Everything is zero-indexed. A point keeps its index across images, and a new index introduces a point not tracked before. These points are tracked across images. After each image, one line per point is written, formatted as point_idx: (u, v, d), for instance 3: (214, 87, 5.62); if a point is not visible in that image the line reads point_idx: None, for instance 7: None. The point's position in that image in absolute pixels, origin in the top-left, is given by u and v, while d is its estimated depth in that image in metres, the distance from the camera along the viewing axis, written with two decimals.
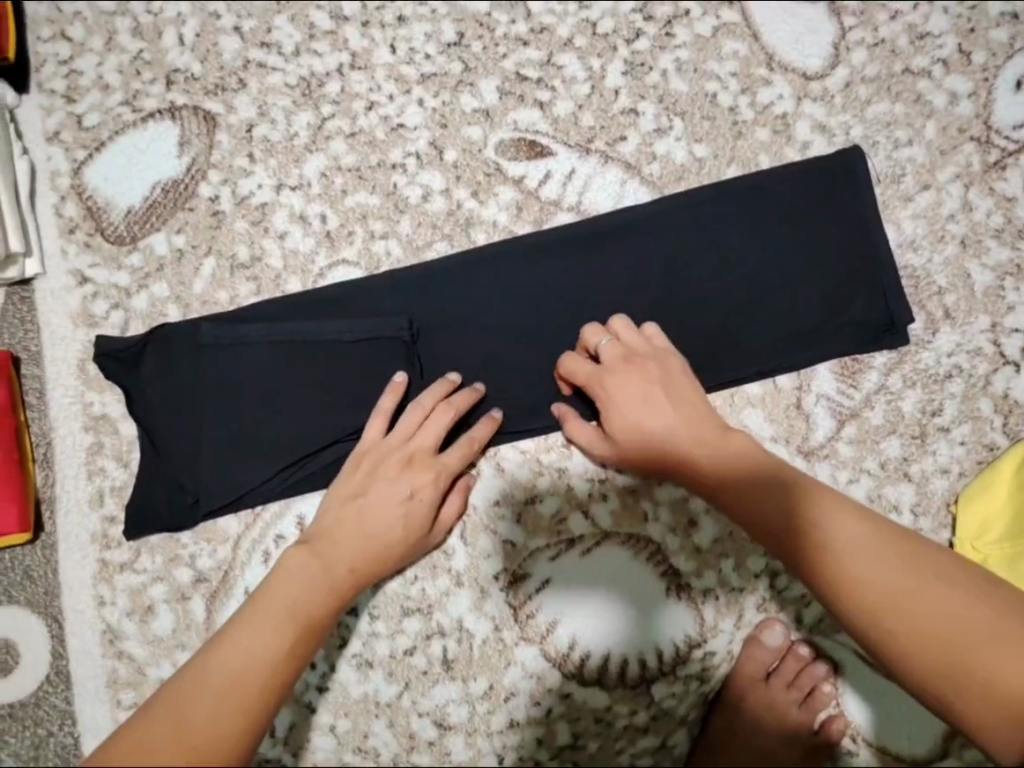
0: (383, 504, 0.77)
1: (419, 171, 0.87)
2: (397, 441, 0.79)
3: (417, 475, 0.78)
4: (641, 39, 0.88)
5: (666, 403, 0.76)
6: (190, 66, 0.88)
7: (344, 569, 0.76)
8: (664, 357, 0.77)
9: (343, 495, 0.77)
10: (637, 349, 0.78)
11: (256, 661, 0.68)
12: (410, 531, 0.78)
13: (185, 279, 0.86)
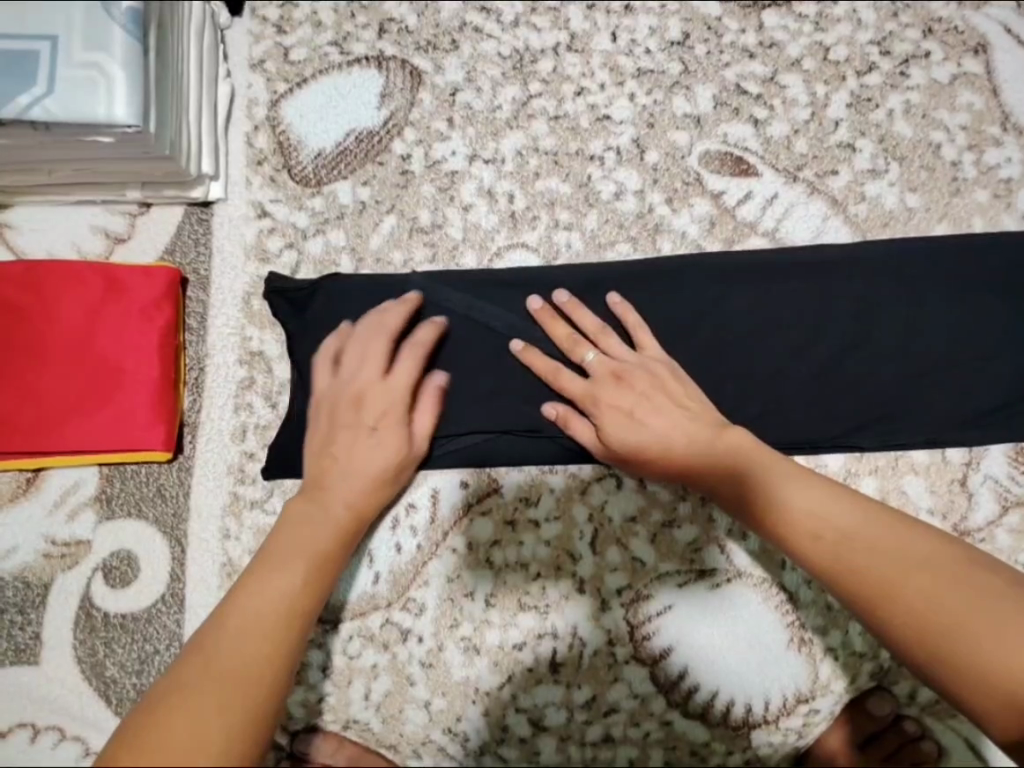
0: (357, 443, 0.73)
1: (616, 167, 0.85)
2: (348, 379, 0.75)
3: (375, 402, 0.74)
4: (873, 73, 0.84)
5: (653, 413, 0.73)
6: (406, 19, 0.87)
7: (344, 506, 0.71)
8: (653, 370, 0.75)
9: (319, 442, 0.74)
10: (623, 367, 0.75)
11: (271, 599, 0.61)
12: (393, 447, 0.74)
13: (363, 231, 0.84)
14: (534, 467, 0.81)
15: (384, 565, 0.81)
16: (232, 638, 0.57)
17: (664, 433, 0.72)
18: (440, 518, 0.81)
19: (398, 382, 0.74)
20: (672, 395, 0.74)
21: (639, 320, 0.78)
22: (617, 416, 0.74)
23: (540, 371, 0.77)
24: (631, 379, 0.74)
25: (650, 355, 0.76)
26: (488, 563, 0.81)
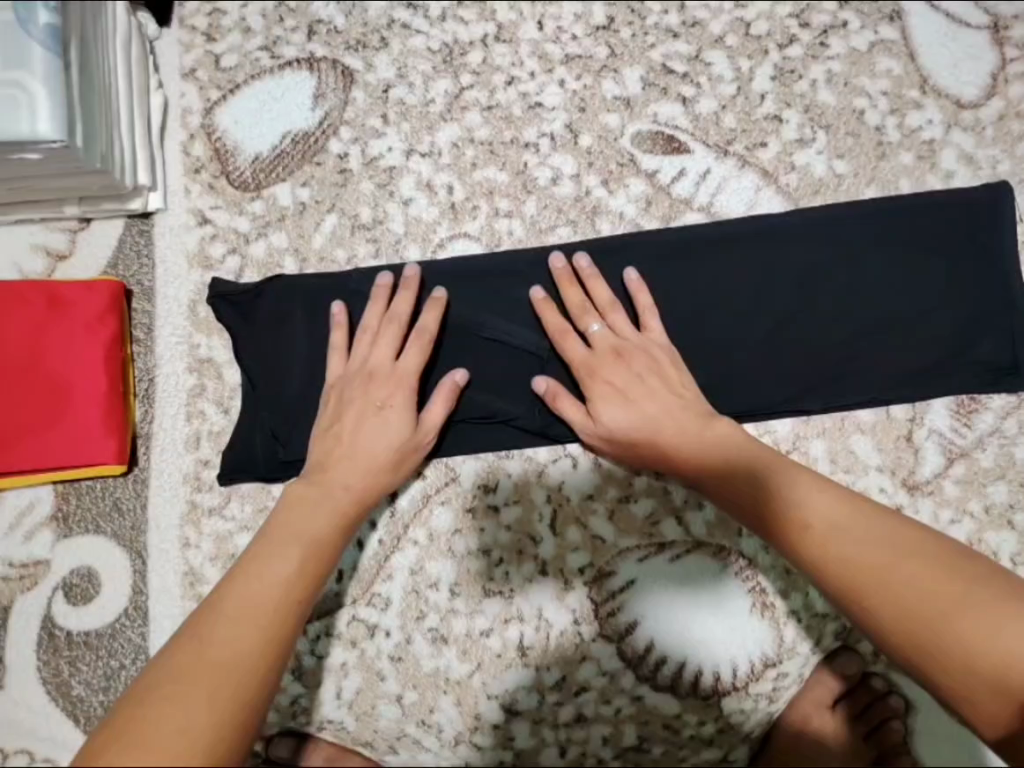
0: (361, 429, 0.75)
1: (551, 152, 0.86)
2: (357, 366, 0.77)
3: (381, 388, 0.76)
4: (794, 46, 0.86)
5: (650, 390, 0.76)
6: (334, 19, 0.87)
7: (345, 491, 0.73)
8: (653, 352, 0.77)
9: (327, 426, 0.76)
10: (626, 344, 0.78)
11: (268, 585, 0.63)
12: (393, 438, 0.75)
13: (305, 231, 0.85)
14: (489, 454, 0.82)
15: (347, 562, 0.81)
16: (227, 626, 0.59)
17: (654, 415, 0.75)
18: (399, 512, 0.82)
19: (406, 368, 0.76)
20: (668, 379, 0.76)
21: (651, 301, 0.79)
22: (605, 400, 0.76)
23: (550, 330, 0.79)
24: (631, 356, 0.77)
25: (653, 337, 0.78)
26: (450, 552, 0.81)
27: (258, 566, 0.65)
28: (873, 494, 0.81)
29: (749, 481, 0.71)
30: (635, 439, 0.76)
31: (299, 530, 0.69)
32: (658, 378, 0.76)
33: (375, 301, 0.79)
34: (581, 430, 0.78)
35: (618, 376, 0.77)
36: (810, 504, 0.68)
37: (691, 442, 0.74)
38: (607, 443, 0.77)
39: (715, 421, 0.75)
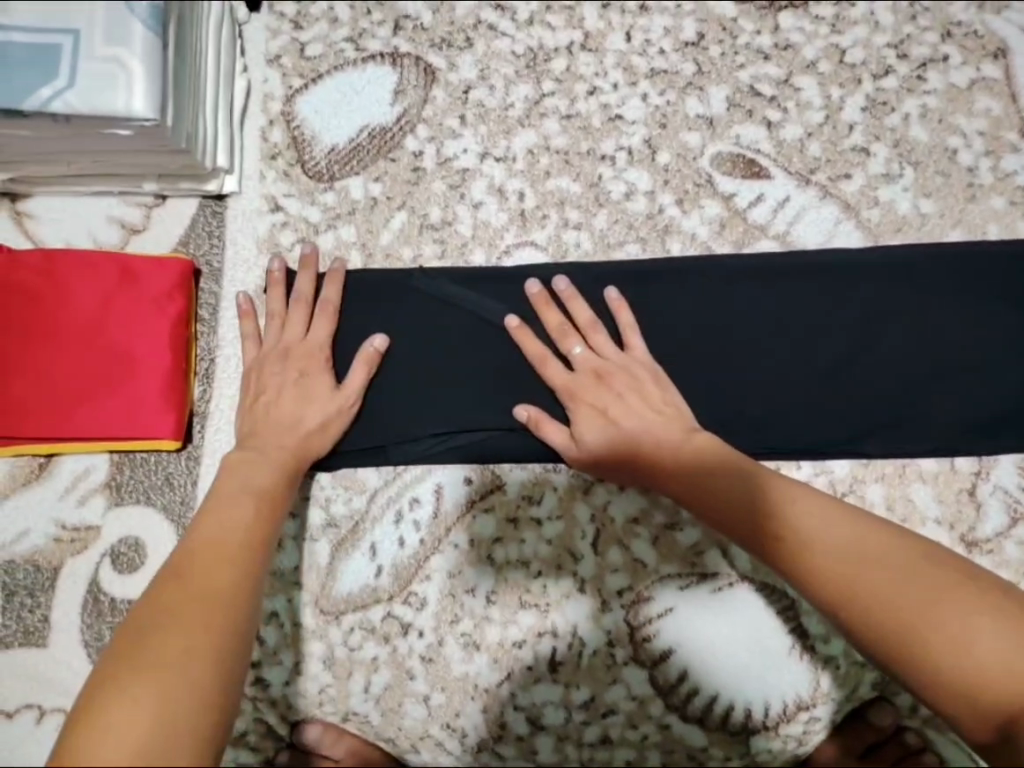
0: (310, 397, 0.77)
1: (627, 167, 0.84)
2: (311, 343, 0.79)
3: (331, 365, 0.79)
4: (889, 77, 0.83)
5: (633, 411, 0.75)
6: (421, 16, 0.87)
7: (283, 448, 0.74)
8: (636, 373, 0.76)
9: (252, 398, 0.78)
10: (609, 366, 0.77)
11: (230, 529, 0.63)
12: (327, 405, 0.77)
13: (374, 227, 0.85)
14: (536, 465, 0.82)
15: (387, 559, 0.82)
16: (199, 569, 0.59)
17: (631, 432, 0.74)
18: (443, 514, 0.82)
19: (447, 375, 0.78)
20: (648, 398, 0.75)
21: (632, 319, 0.78)
22: (583, 421, 0.76)
23: (529, 355, 0.78)
24: (612, 379, 0.76)
25: (635, 356, 0.77)
26: (489, 559, 0.81)
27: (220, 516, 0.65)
28: None
29: (725, 481, 0.69)
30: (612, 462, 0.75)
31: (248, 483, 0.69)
32: (638, 399, 0.75)
33: (330, 280, 0.81)
34: (565, 453, 0.76)
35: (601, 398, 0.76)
36: (784, 503, 0.66)
37: (668, 455, 0.72)
38: (589, 466, 0.76)
39: (694, 433, 0.73)
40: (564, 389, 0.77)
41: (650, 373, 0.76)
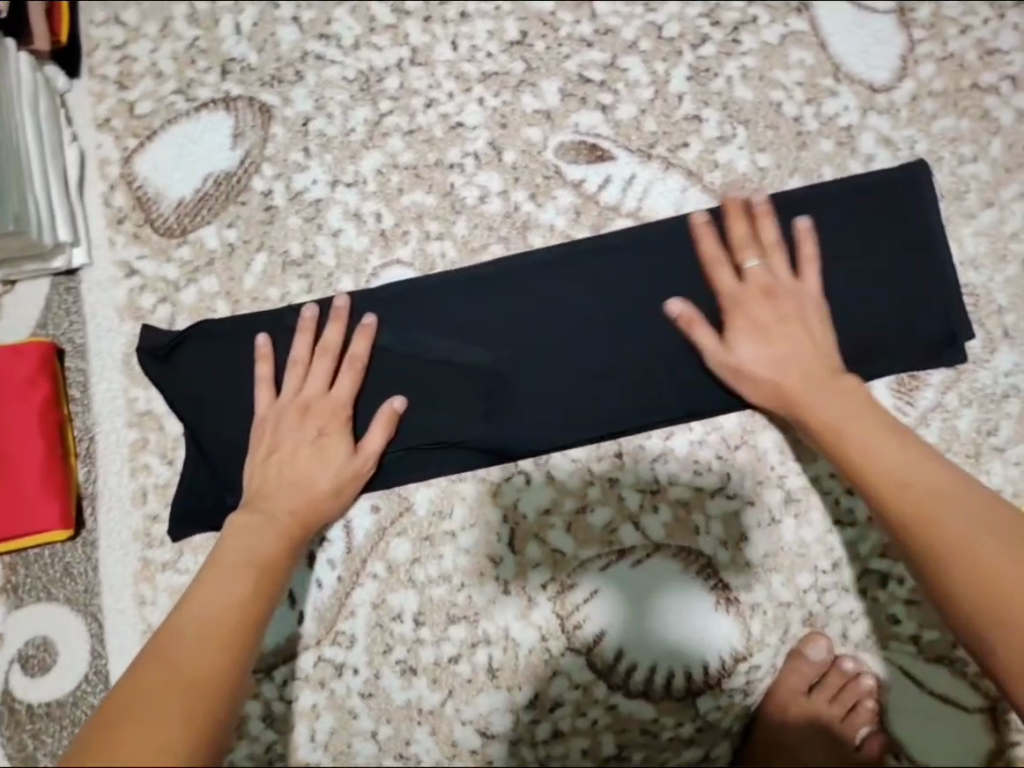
0: (297, 456, 0.76)
1: (476, 171, 0.85)
2: (288, 397, 0.77)
3: (319, 418, 0.77)
4: (707, 45, 0.86)
5: (781, 337, 0.75)
6: (247, 57, 0.86)
7: (258, 518, 0.72)
8: (801, 301, 0.76)
9: (258, 463, 0.76)
10: (776, 283, 0.76)
11: (224, 605, 0.63)
12: (334, 468, 0.76)
13: (235, 274, 0.84)
14: (442, 479, 0.82)
15: (309, 603, 0.81)
16: (187, 641, 0.59)
17: (783, 356, 0.75)
18: (356, 547, 0.81)
19: (339, 394, 0.77)
20: (808, 327, 0.76)
21: (814, 252, 0.78)
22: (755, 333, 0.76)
23: (704, 254, 0.78)
24: (779, 297, 0.76)
25: (807, 287, 0.77)
26: (410, 582, 0.81)
27: (203, 585, 0.65)
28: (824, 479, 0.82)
29: (882, 449, 0.69)
30: (761, 380, 0.76)
31: (247, 549, 0.69)
32: (789, 316, 0.76)
33: (302, 333, 0.79)
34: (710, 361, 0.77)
35: (766, 310, 0.76)
36: (866, 455, 0.70)
37: (811, 391, 0.73)
38: (731, 378, 0.77)
39: (841, 377, 0.74)
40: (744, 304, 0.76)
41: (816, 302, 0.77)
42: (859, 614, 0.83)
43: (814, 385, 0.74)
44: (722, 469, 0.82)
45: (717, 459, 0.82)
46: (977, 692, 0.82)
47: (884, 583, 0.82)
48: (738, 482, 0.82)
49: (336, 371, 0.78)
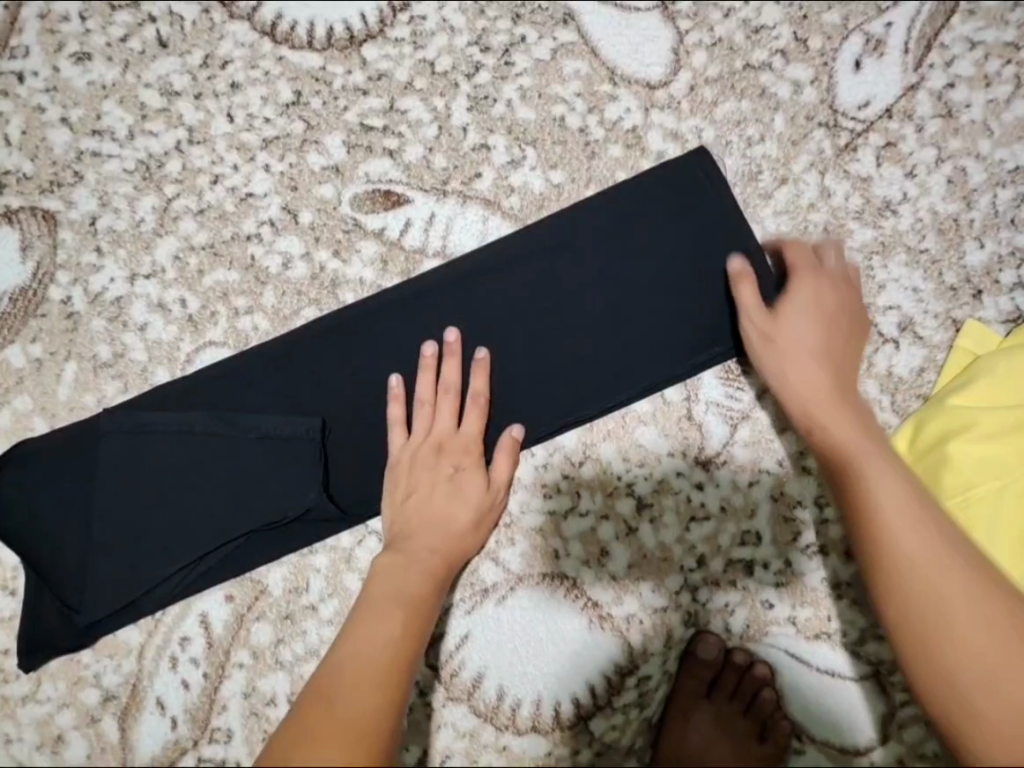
0: (435, 494, 0.77)
1: (275, 238, 0.84)
2: (422, 435, 0.79)
3: (453, 455, 0.79)
4: (481, 72, 0.86)
5: (804, 323, 0.76)
6: (22, 166, 0.85)
7: (373, 595, 0.72)
8: (853, 309, 0.79)
9: (398, 498, 0.78)
10: (836, 282, 0.79)
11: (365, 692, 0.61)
12: (469, 501, 0.78)
13: (47, 387, 0.83)
14: (293, 554, 0.81)
15: (178, 706, 0.79)
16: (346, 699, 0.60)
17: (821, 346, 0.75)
18: (217, 641, 0.79)
19: (468, 433, 0.79)
20: (841, 327, 0.77)
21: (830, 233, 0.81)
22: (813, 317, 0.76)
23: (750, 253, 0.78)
24: (823, 277, 0.78)
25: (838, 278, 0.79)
26: (279, 664, 0.79)
27: (346, 645, 0.67)
28: (671, 480, 0.82)
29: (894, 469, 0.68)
30: (777, 340, 0.75)
31: (367, 637, 0.67)
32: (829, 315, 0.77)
33: (426, 370, 0.79)
34: (752, 323, 0.76)
35: (820, 334, 0.76)
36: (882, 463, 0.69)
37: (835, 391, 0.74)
38: (762, 344, 0.76)
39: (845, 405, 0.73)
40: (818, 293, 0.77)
41: (847, 292, 0.79)
42: (735, 607, 0.82)
43: (811, 357, 0.75)
44: (570, 489, 0.82)
45: (564, 480, 0.82)
46: (860, 660, 0.81)
47: (751, 571, 0.82)
48: (588, 498, 0.82)
49: (460, 409, 0.80)
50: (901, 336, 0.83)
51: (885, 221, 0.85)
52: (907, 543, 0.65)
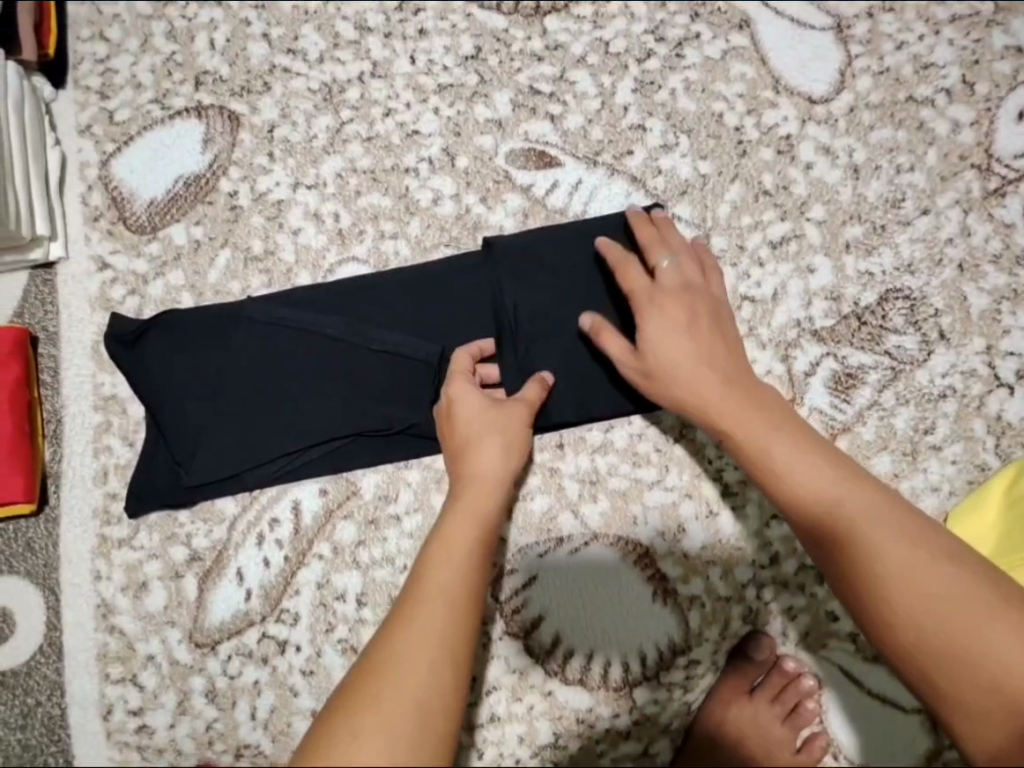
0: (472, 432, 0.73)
1: (431, 175, 0.90)
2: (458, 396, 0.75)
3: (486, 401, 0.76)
4: (652, 59, 0.91)
5: (692, 352, 0.72)
6: (220, 69, 0.93)
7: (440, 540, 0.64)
8: (704, 307, 0.75)
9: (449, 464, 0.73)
10: (678, 293, 0.75)
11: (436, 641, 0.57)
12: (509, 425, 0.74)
13: (200, 268, 0.89)
14: (388, 465, 0.85)
15: (255, 581, 0.83)
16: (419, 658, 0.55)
17: (705, 368, 0.72)
18: (303, 529, 0.84)
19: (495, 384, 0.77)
20: (712, 334, 0.74)
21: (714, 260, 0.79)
22: (668, 311, 0.74)
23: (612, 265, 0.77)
24: (690, 300, 0.75)
25: (709, 290, 0.76)
26: (354, 563, 0.84)
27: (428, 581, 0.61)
28: None
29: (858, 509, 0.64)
30: (694, 389, 0.72)
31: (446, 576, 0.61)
32: (682, 301, 0.74)
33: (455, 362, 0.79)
34: (625, 367, 0.75)
35: (695, 352, 0.72)
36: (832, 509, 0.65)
37: (745, 422, 0.70)
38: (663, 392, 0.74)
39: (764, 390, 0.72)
40: (679, 302, 0.74)
41: (693, 294, 0.75)
42: (799, 610, 0.83)
43: (737, 407, 0.71)
44: (661, 462, 0.84)
45: (656, 452, 0.84)
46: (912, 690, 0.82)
47: (821, 579, 0.83)
48: (675, 475, 0.84)
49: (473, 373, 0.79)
50: (1017, 383, 0.83)
51: (1021, 271, 0.85)
52: (899, 587, 0.62)
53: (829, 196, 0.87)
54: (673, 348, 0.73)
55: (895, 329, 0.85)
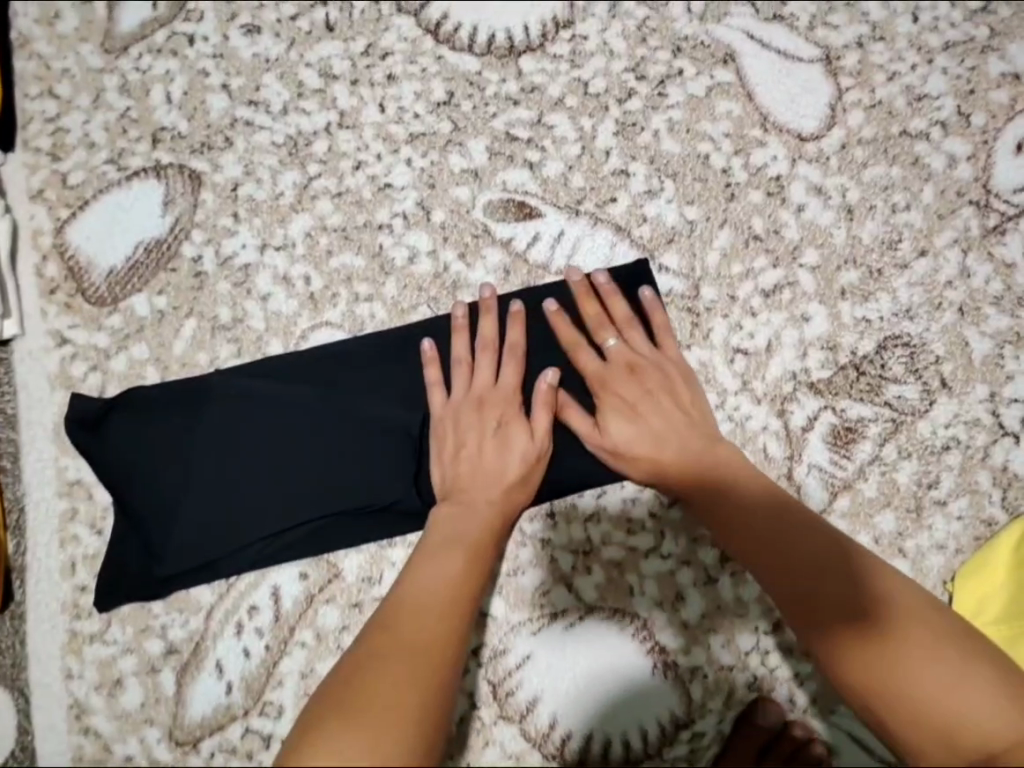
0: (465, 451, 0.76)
1: (405, 231, 0.85)
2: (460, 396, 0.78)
3: (493, 411, 0.77)
4: (633, 99, 0.86)
5: (644, 419, 0.76)
6: (177, 125, 0.88)
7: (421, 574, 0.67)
8: (662, 375, 0.78)
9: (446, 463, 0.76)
10: (633, 361, 0.78)
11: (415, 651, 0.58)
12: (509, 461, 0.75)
13: (165, 340, 0.84)
14: (371, 545, 0.81)
15: (235, 673, 0.79)
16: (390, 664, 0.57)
17: (657, 429, 0.76)
18: (284, 615, 0.80)
19: (506, 386, 0.77)
20: (676, 399, 0.77)
21: (667, 320, 0.80)
22: (625, 377, 0.78)
23: (564, 339, 0.79)
24: (642, 372, 0.78)
25: (669, 356, 0.79)
26: (339, 649, 0.80)
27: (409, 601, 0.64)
28: None
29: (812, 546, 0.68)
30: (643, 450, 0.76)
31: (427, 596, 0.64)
32: (635, 370, 0.78)
33: (459, 333, 0.80)
34: (589, 442, 0.77)
35: (649, 421, 0.76)
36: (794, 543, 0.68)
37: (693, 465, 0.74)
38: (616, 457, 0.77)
39: (717, 447, 0.75)
40: (632, 372, 0.78)
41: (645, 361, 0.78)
42: (806, 677, 0.80)
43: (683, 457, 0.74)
44: (656, 529, 0.80)
45: (651, 519, 0.80)
46: None
47: None
48: (672, 542, 0.80)
49: (499, 364, 0.79)
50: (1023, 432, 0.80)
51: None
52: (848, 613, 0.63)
53: (823, 239, 0.83)
54: (625, 416, 0.76)
55: (895, 378, 0.81)
